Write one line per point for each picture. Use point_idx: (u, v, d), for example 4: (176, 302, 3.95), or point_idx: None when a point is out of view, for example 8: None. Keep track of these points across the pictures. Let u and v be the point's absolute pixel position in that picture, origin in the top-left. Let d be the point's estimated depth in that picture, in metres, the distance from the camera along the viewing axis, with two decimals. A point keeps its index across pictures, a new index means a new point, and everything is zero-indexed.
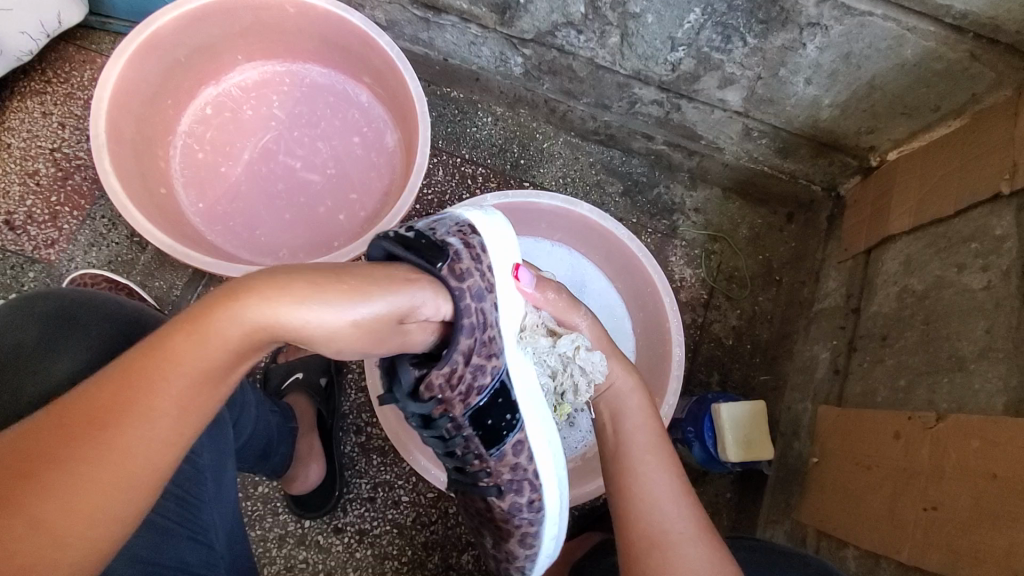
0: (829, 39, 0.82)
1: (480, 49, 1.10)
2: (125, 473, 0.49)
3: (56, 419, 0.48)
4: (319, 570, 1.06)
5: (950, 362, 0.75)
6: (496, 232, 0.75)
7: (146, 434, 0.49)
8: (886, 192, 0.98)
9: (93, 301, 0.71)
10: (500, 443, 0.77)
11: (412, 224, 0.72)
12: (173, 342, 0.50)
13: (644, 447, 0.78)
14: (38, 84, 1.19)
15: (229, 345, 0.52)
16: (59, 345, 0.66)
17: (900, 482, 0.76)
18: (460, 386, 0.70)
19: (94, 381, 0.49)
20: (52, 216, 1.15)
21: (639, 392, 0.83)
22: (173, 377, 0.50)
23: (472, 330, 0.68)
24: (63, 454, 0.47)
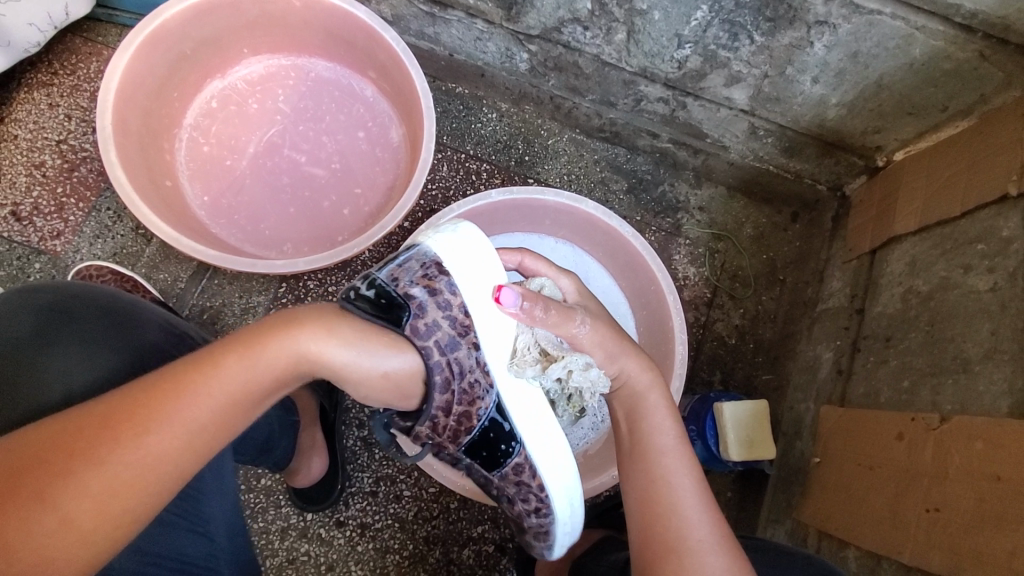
0: (837, 37, 0.82)
1: (485, 45, 1.09)
2: (151, 480, 0.56)
3: (102, 419, 0.55)
4: (321, 563, 1.06)
5: (954, 364, 0.75)
6: (467, 255, 0.74)
7: (178, 444, 0.57)
8: (893, 193, 0.97)
9: (86, 294, 0.73)
10: (503, 460, 0.79)
11: (375, 275, 0.72)
12: (227, 362, 0.61)
13: (662, 448, 0.73)
14: (45, 76, 1.20)
15: (274, 372, 0.64)
16: (56, 336, 0.68)
17: (903, 483, 0.76)
18: (450, 425, 0.76)
19: (142, 390, 0.57)
20: (58, 208, 1.16)
21: (658, 390, 0.78)
22: (216, 394, 0.60)
23: (445, 385, 0.72)
24: (105, 454, 0.54)
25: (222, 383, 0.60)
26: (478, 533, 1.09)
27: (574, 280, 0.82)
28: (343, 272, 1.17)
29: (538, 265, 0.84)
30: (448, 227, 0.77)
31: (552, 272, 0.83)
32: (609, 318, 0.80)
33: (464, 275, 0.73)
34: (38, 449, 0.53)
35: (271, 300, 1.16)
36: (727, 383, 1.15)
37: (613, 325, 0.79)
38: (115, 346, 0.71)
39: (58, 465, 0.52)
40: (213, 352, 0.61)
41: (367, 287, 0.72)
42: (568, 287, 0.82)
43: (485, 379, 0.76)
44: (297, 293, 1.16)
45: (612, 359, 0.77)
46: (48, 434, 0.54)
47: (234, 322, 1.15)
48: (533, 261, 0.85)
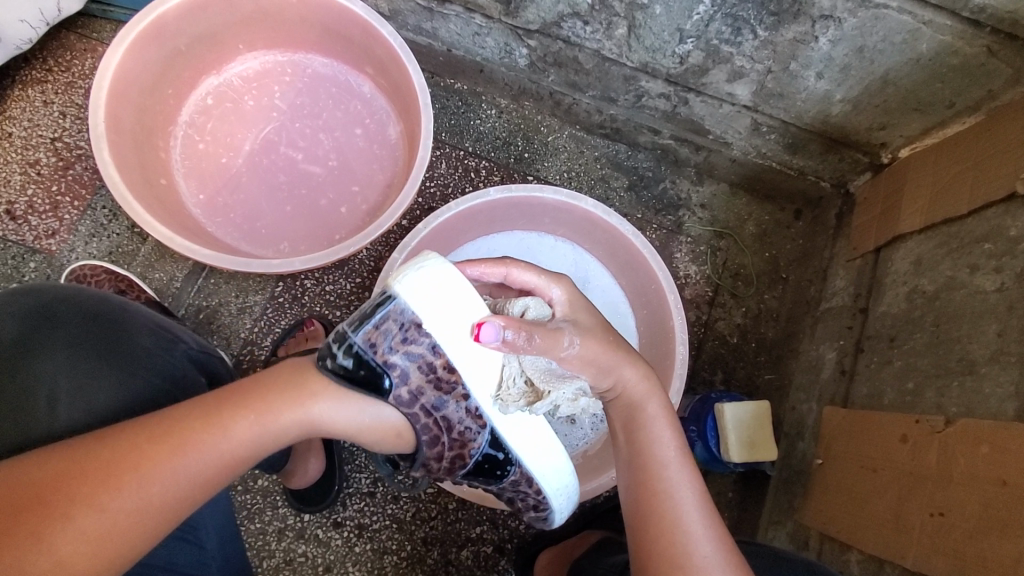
0: (842, 32, 0.80)
1: (484, 40, 1.08)
2: (147, 523, 0.61)
3: (105, 464, 0.60)
4: (319, 564, 1.06)
5: (960, 366, 0.74)
6: (444, 291, 0.68)
7: (174, 494, 0.63)
8: (898, 189, 0.95)
9: (74, 298, 0.75)
10: (501, 478, 0.79)
11: (351, 338, 0.71)
12: (230, 420, 0.68)
13: (664, 459, 0.72)
14: (39, 72, 1.18)
15: (280, 432, 0.71)
16: (42, 340, 0.71)
17: (906, 486, 0.75)
18: (443, 464, 0.79)
19: (147, 439, 0.63)
20: (53, 206, 1.14)
21: (657, 397, 0.76)
22: (218, 451, 0.66)
23: (433, 439, 0.76)
24: (105, 498, 0.59)
25: (224, 441, 0.67)
26: (477, 534, 1.08)
27: (566, 286, 0.77)
28: (340, 271, 1.16)
29: (527, 275, 0.78)
30: (416, 263, 0.70)
31: (540, 283, 0.77)
32: (606, 335, 0.74)
33: (442, 315, 0.69)
34: (39, 485, 0.58)
35: (268, 299, 1.15)
36: (729, 382, 1.14)
37: (606, 335, 0.74)
38: (100, 351, 0.72)
39: (58, 506, 0.58)
40: (218, 408, 0.68)
41: (346, 355, 0.71)
42: (558, 300, 0.76)
43: (476, 425, 0.74)
44: (294, 292, 1.15)
45: (613, 369, 0.74)
46: (52, 470, 0.59)
47: (231, 322, 1.14)
48: (520, 272, 0.79)
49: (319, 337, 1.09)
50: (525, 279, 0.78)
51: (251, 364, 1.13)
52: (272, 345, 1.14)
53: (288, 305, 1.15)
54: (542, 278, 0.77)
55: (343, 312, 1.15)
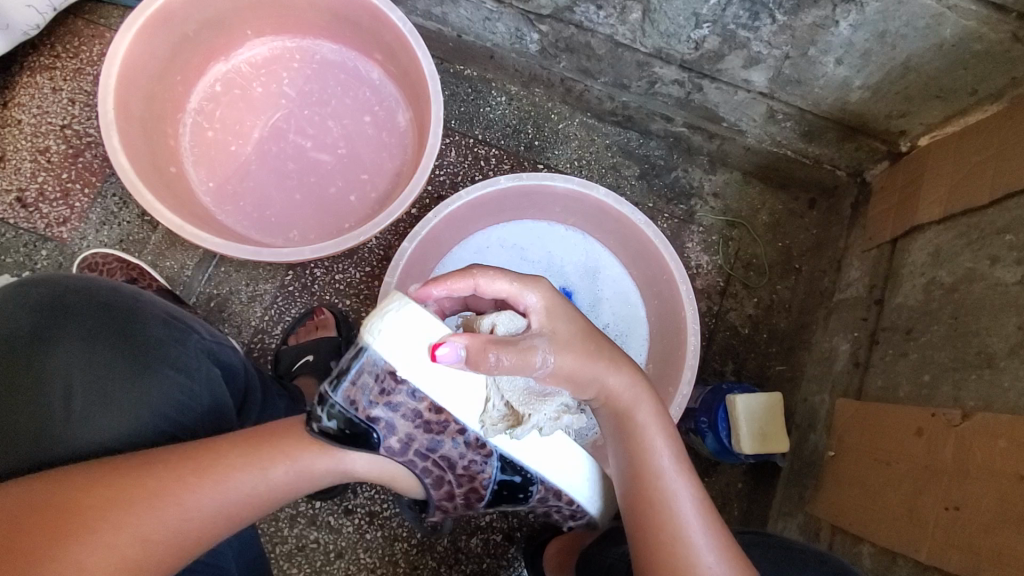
0: (864, 16, 0.78)
1: (495, 25, 1.06)
2: (174, 544, 0.62)
3: (150, 494, 0.62)
4: (330, 550, 1.07)
5: (978, 359, 0.73)
6: (412, 329, 0.67)
7: (210, 527, 0.65)
8: (916, 179, 0.93)
9: (85, 288, 0.76)
10: (526, 498, 0.83)
11: (331, 398, 0.71)
12: (270, 460, 0.70)
13: (661, 466, 0.72)
14: (47, 59, 1.18)
15: (313, 475, 0.74)
16: (55, 332, 0.72)
17: (920, 480, 0.74)
18: (459, 500, 0.83)
19: (191, 470, 0.65)
20: (64, 194, 1.15)
21: (649, 401, 0.76)
22: (254, 489, 0.69)
23: (438, 478, 0.80)
24: (148, 528, 0.61)
25: (261, 480, 0.69)
26: (487, 522, 1.09)
27: (542, 291, 0.72)
28: (350, 260, 1.15)
29: (499, 283, 0.71)
30: (381, 310, 0.68)
31: (513, 291, 0.70)
32: (591, 340, 0.72)
33: (415, 356, 0.68)
34: (83, 509, 0.59)
35: (277, 288, 1.15)
36: (739, 373, 1.13)
37: (585, 345, 0.72)
38: (112, 341, 0.73)
39: (100, 535, 0.59)
40: (258, 446, 0.70)
41: (329, 419, 0.71)
42: (534, 311, 0.71)
43: (480, 457, 0.78)
44: (304, 281, 1.15)
45: (600, 376, 0.73)
46: (95, 495, 0.60)
47: (242, 310, 1.14)
48: (491, 281, 0.70)
49: (330, 326, 1.10)
50: (496, 288, 0.70)
51: (261, 352, 1.14)
52: (282, 334, 1.14)
53: (298, 294, 1.15)
54: (515, 285, 0.70)
55: (352, 301, 1.15)
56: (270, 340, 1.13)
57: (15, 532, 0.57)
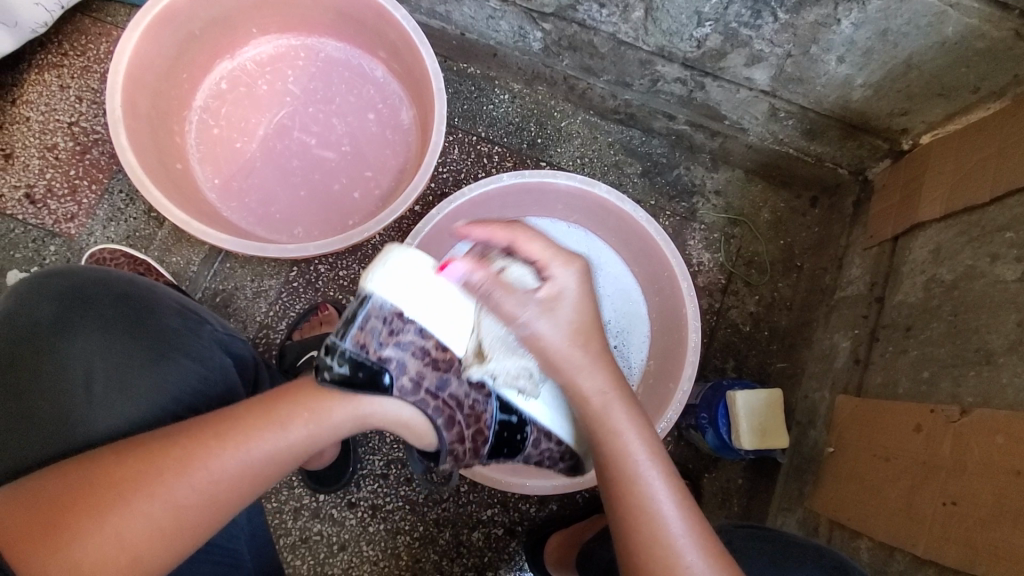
0: (866, 14, 0.79)
1: (498, 23, 1.07)
2: (204, 507, 0.65)
3: (175, 461, 0.65)
4: (334, 543, 1.08)
5: (977, 356, 0.73)
6: (414, 272, 0.73)
7: (240, 489, 0.67)
8: (918, 176, 0.94)
9: (102, 279, 0.78)
10: (523, 443, 0.83)
11: (341, 345, 0.72)
12: (287, 419, 0.70)
13: (635, 467, 0.68)
14: (55, 57, 1.19)
15: (333, 428, 0.73)
16: (76, 320, 0.74)
17: (918, 475, 0.75)
18: (468, 448, 0.80)
19: (212, 435, 0.67)
20: (71, 190, 1.16)
21: (626, 401, 0.72)
22: (277, 447, 0.69)
23: (449, 422, 0.77)
24: (177, 495, 0.64)
25: (282, 439, 0.70)
26: (488, 516, 1.09)
27: (574, 273, 0.74)
28: (354, 256, 1.16)
29: (533, 247, 0.74)
30: (382, 259, 0.74)
31: (542, 259, 0.74)
32: (581, 327, 0.73)
33: (420, 288, 0.73)
34: (113, 484, 0.63)
35: (282, 284, 1.16)
36: (740, 370, 1.14)
37: (574, 338, 0.72)
38: (130, 331, 0.75)
39: (137, 504, 0.62)
40: (271, 406, 0.71)
41: (339, 364, 0.72)
42: (551, 282, 0.73)
43: (482, 396, 0.78)
44: (308, 277, 1.16)
45: (575, 369, 0.72)
46: (126, 466, 0.64)
47: (247, 305, 1.15)
48: (523, 245, 0.75)
49: (334, 322, 1.11)
50: (528, 250, 0.74)
51: (266, 347, 1.15)
52: (286, 329, 1.15)
53: (303, 290, 1.16)
54: (545, 256, 0.74)
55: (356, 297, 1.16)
56: (275, 336, 1.14)
57: (63, 510, 0.61)
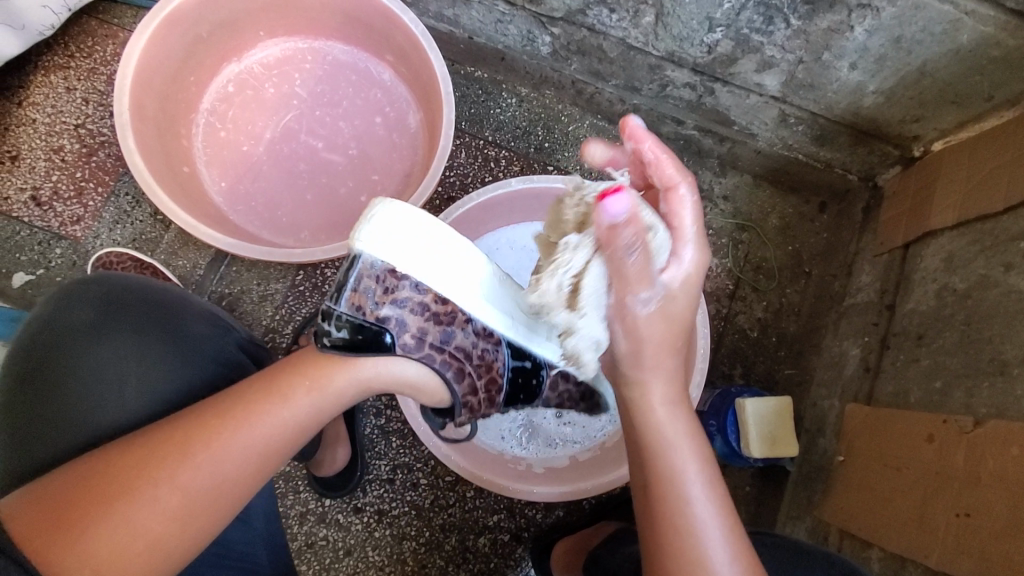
0: (880, 21, 0.78)
1: (506, 27, 1.06)
2: (217, 488, 0.66)
3: (180, 444, 0.66)
4: (340, 548, 1.08)
5: (991, 367, 0.72)
6: (405, 226, 0.69)
7: (250, 467, 0.68)
8: (930, 183, 0.93)
9: (132, 285, 0.83)
10: (539, 386, 0.89)
11: (336, 311, 0.71)
12: (288, 391, 0.71)
13: (687, 496, 0.64)
14: (62, 59, 1.19)
15: (336, 395, 0.73)
16: (110, 324, 0.79)
17: (931, 485, 0.74)
18: (482, 397, 0.83)
19: (213, 416, 0.68)
20: (78, 192, 1.16)
21: (691, 430, 0.69)
22: (281, 420, 0.70)
23: (459, 373, 0.78)
24: (185, 477, 0.64)
25: (287, 412, 0.70)
26: (494, 522, 1.09)
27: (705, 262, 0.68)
28: None
29: (686, 215, 0.66)
30: (367, 214, 0.69)
31: (686, 235, 0.66)
32: (669, 332, 0.68)
33: (410, 249, 0.69)
34: (120, 472, 0.64)
35: (288, 287, 1.15)
36: (748, 376, 1.13)
37: (662, 335, 0.68)
38: (159, 334, 0.80)
39: (146, 489, 0.63)
40: (270, 381, 0.72)
41: (337, 328, 0.71)
42: (683, 259, 0.66)
43: (491, 344, 0.80)
44: (315, 281, 1.16)
45: (642, 381, 0.70)
46: (133, 458, 0.65)
47: (253, 309, 1.15)
48: (680, 210, 0.65)
49: None
50: (677, 216, 0.66)
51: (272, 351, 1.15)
52: (292, 333, 1.15)
53: (309, 294, 1.15)
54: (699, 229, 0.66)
55: None
56: (281, 340, 1.14)
57: (73, 508, 0.62)
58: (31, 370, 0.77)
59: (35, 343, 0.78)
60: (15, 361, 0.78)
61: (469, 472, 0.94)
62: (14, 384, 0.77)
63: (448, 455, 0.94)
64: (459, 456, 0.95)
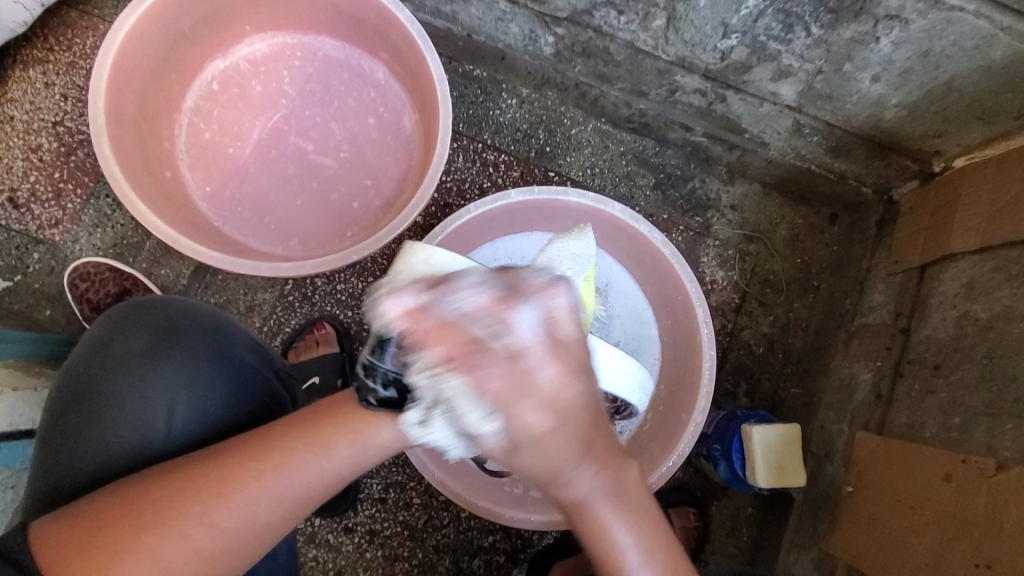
0: (908, 33, 0.73)
1: (507, 26, 1.00)
2: (246, 534, 0.62)
3: (213, 482, 0.62)
4: (330, 569, 1.05)
5: (1015, 408, 0.69)
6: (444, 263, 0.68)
7: (281, 516, 0.63)
8: (950, 203, 0.88)
9: (194, 312, 0.79)
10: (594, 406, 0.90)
11: (380, 367, 0.62)
12: (330, 439, 0.63)
13: (625, 569, 0.58)
14: (39, 52, 1.12)
15: (380, 449, 0.65)
16: (166, 351, 0.75)
17: (948, 529, 0.71)
18: None
19: (249, 459, 0.63)
20: (56, 195, 1.10)
21: (617, 493, 0.58)
22: (319, 470, 0.63)
23: None
24: (217, 516, 0.61)
25: (327, 460, 0.63)
26: (489, 543, 1.06)
27: (559, 370, 0.49)
28: (351, 270, 1.11)
29: (494, 382, 0.48)
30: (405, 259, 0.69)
31: (512, 403, 0.48)
32: (563, 437, 0.52)
33: None
34: (152, 507, 0.61)
35: (276, 298, 1.11)
36: (752, 395, 1.10)
37: (564, 450, 0.53)
38: (214, 366, 0.76)
39: (177, 525, 0.60)
40: (316, 421, 0.65)
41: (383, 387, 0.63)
42: (517, 432, 0.50)
43: None
44: (304, 291, 1.11)
45: (557, 480, 0.55)
46: (166, 492, 0.62)
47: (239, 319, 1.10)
48: (482, 384, 0.48)
49: (332, 342, 1.08)
50: (478, 396, 0.48)
51: None
52: (281, 345, 1.10)
53: (299, 304, 1.11)
54: (522, 372, 0.48)
55: (354, 312, 1.11)
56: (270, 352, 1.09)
57: (102, 538, 0.60)
58: (85, 390, 0.73)
59: (91, 366, 0.74)
60: (70, 376, 0.74)
61: (463, 499, 0.90)
62: (65, 401, 0.73)
63: (440, 479, 0.90)
64: (451, 480, 0.91)
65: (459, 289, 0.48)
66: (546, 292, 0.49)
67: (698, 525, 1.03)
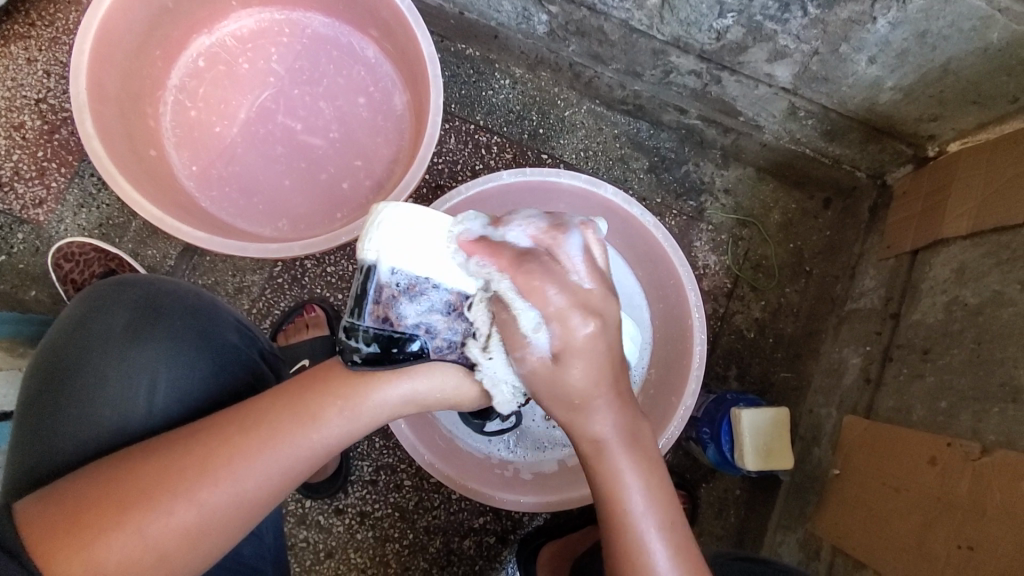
0: (905, 14, 0.72)
1: (500, 3, 0.98)
2: (233, 509, 0.62)
3: (201, 456, 0.62)
4: (320, 550, 1.05)
5: (1002, 392, 0.69)
6: (416, 223, 0.65)
7: (270, 490, 0.63)
8: (943, 187, 0.88)
9: (175, 292, 0.78)
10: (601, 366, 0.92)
11: (362, 325, 0.66)
12: (317, 411, 0.64)
13: (630, 512, 0.62)
14: (20, 27, 1.09)
15: (367, 417, 0.66)
16: (147, 331, 0.74)
17: (930, 512, 0.72)
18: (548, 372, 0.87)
19: (237, 434, 0.63)
20: (39, 173, 1.08)
21: (632, 438, 0.64)
22: (307, 443, 0.64)
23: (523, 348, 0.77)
24: (204, 492, 0.61)
25: (316, 432, 0.64)
26: (480, 524, 1.07)
27: (595, 284, 0.62)
28: (341, 253, 1.10)
29: (547, 290, 0.60)
30: (372, 222, 0.65)
31: (559, 309, 0.60)
32: (591, 358, 0.61)
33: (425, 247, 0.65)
34: (137, 483, 0.60)
35: (266, 280, 1.10)
36: (743, 379, 1.10)
37: (598, 374, 0.62)
38: (197, 345, 0.76)
39: (162, 504, 0.60)
40: (301, 394, 0.65)
41: (364, 344, 0.66)
42: (568, 335, 0.61)
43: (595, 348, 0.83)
44: (294, 273, 1.10)
45: (585, 409, 0.62)
46: (150, 469, 0.61)
47: (228, 302, 1.09)
48: (537, 287, 0.61)
49: (323, 324, 1.06)
50: (539, 292, 0.60)
51: None
52: (270, 328, 1.10)
53: (288, 287, 1.10)
54: (571, 282, 0.61)
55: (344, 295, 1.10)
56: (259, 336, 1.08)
57: (82, 518, 0.59)
58: (64, 370, 0.72)
59: (69, 347, 0.73)
60: (47, 356, 0.73)
61: (454, 481, 0.90)
62: (43, 382, 0.72)
63: (430, 462, 0.90)
64: (440, 464, 0.91)
65: (517, 221, 0.67)
66: (583, 229, 0.66)
67: (687, 507, 1.04)
